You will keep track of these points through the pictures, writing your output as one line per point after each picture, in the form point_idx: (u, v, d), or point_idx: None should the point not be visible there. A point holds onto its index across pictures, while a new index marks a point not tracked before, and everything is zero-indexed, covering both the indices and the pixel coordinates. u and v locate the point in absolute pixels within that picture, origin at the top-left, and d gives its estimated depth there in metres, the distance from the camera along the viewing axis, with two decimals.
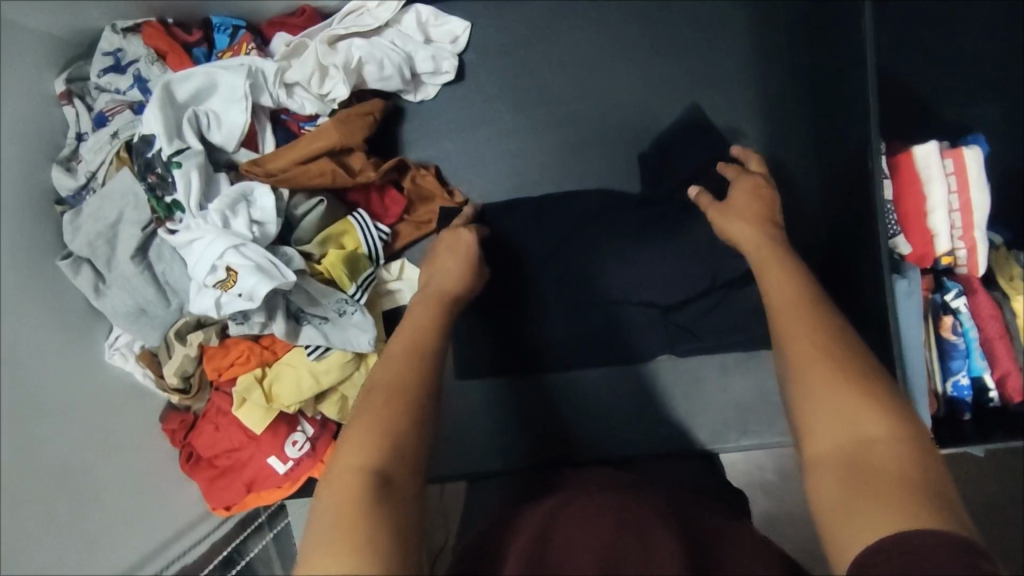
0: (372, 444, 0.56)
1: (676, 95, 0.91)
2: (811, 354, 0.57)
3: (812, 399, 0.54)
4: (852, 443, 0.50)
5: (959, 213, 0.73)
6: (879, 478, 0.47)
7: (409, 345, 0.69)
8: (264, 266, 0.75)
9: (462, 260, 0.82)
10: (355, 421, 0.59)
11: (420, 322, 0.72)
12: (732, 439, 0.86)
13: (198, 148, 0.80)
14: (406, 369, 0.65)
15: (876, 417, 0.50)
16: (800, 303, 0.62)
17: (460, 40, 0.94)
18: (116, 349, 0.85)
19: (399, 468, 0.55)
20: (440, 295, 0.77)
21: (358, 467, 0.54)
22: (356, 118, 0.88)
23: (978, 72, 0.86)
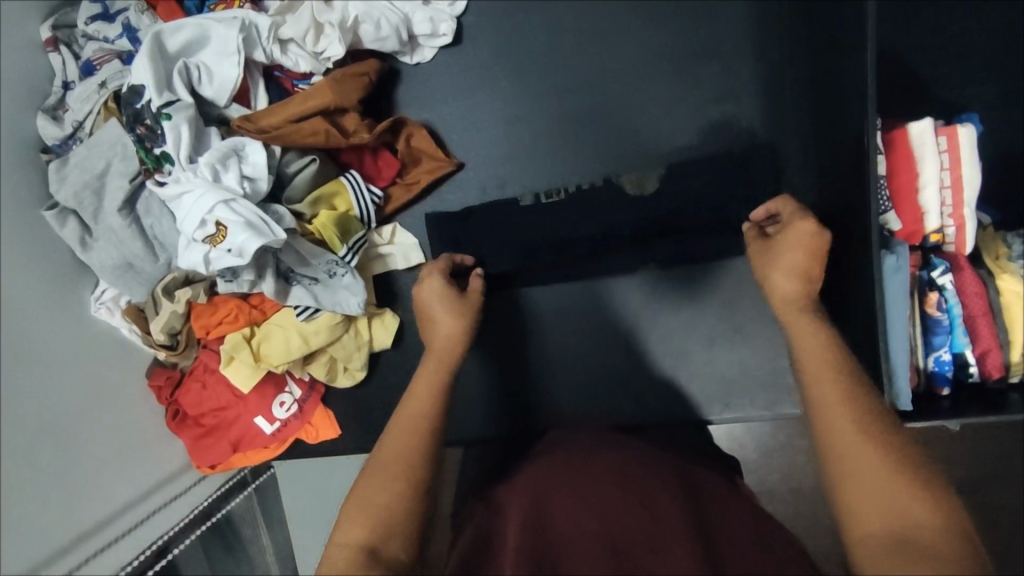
0: (366, 527, 0.54)
1: (673, 66, 0.90)
2: (842, 418, 0.54)
3: (845, 458, 0.52)
4: (891, 523, 0.47)
5: (950, 190, 0.74)
6: (921, 559, 0.45)
7: (409, 402, 0.64)
8: (254, 222, 0.75)
9: (458, 314, 0.74)
10: (355, 487, 0.57)
11: (427, 373, 0.67)
12: (717, 410, 0.88)
13: (188, 101, 0.78)
14: (407, 432, 0.61)
15: (904, 486, 0.49)
16: (830, 348, 0.59)
17: (459, 3, 0.91)
18: (101, 304, 0.84)
19: (388, 540, 0.54)
20: (447, 346, 0.71)
21: (354, 544, 0.53)
22: (351, 77, 0.87)
23: (984, 49, 0.84)
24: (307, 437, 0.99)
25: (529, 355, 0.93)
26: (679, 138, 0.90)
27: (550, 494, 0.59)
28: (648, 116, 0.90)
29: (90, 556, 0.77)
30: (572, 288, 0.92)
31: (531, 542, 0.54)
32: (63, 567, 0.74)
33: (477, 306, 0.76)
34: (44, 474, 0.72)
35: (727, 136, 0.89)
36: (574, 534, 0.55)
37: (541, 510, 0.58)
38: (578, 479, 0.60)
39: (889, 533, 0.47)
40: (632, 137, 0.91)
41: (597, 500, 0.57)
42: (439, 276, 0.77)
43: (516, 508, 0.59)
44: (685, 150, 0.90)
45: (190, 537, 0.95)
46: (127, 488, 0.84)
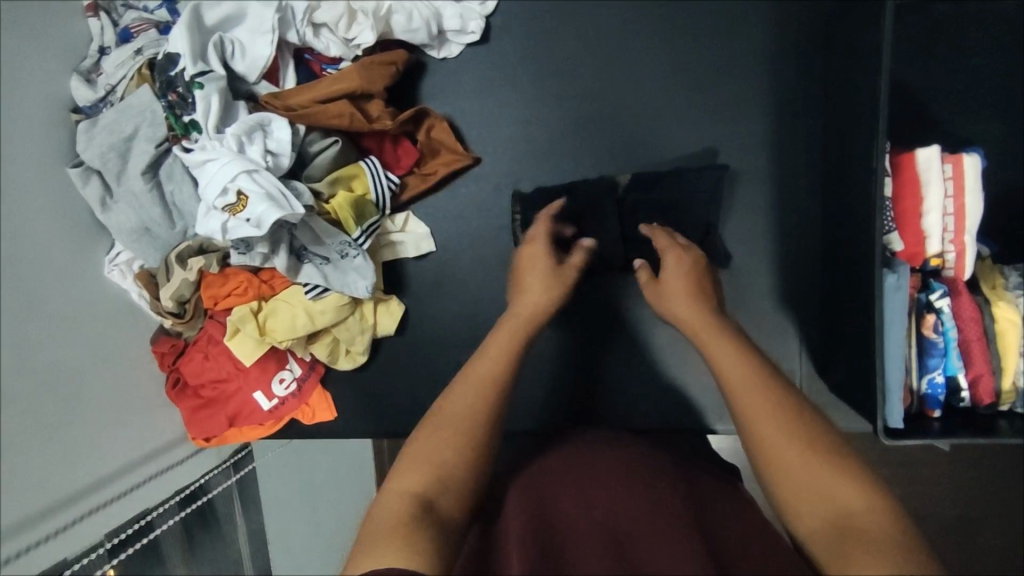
0: (425, 476, 0.57)
1: (690, 80, 0.93)
2: (781, 425, 0.58)
3: (785, 458, 0.56)
4: (828, 508, 0.52)
5: (952, 216, 0.76)
6: (856, 535, 0.49)
7: (472, 375, 0.67)
8: (275, 195, 0.76)
9: (551, 287, 0.80)
10: (409, 447, 0.60)
11: (492, 349, 0.70)
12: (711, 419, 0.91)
13: (220, 73, 0.80)
14: (470, 401, 0.64)
15: (843, 477, 0.53)
16: (753, 375, 0.63)
17: (489, 2, 0.94)
18: (115, 266, 0.86)
19: (441, 499, 0.56)
20: (525, 317, 0.75)
21: (407, 494, 0.55)
22: (380, 65, 0.89)
23: (990, 85, 0.87)
24: (303, 416, 0.99)
25: (590, 359, 0.95)
26: (691, 151, 0.93)
27: (553, 491, 0.63)
28: (663, 126, 0.93)
29: (82, 517, 0.77)
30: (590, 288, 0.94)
31: (536, 534, 0.56)
32: (51, 526, 0.73)
33: (571, 276, 0.82)
34: (45, 428, 0.72)
35: (738, 153, 0.92)
36: (582, 524, 0.58)
37: (539, 508, 0.60)
38: (582, 479, 0.64)
39: (826, 521, 0.51)
40: (646, 146, 0.93)
41: (590, 504, 0.60)
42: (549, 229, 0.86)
43: (518, 506, 0.61)
44: (698, 161, 0.92)
45: (176, 516, 0.96)
46: (123, 450, 0.85)
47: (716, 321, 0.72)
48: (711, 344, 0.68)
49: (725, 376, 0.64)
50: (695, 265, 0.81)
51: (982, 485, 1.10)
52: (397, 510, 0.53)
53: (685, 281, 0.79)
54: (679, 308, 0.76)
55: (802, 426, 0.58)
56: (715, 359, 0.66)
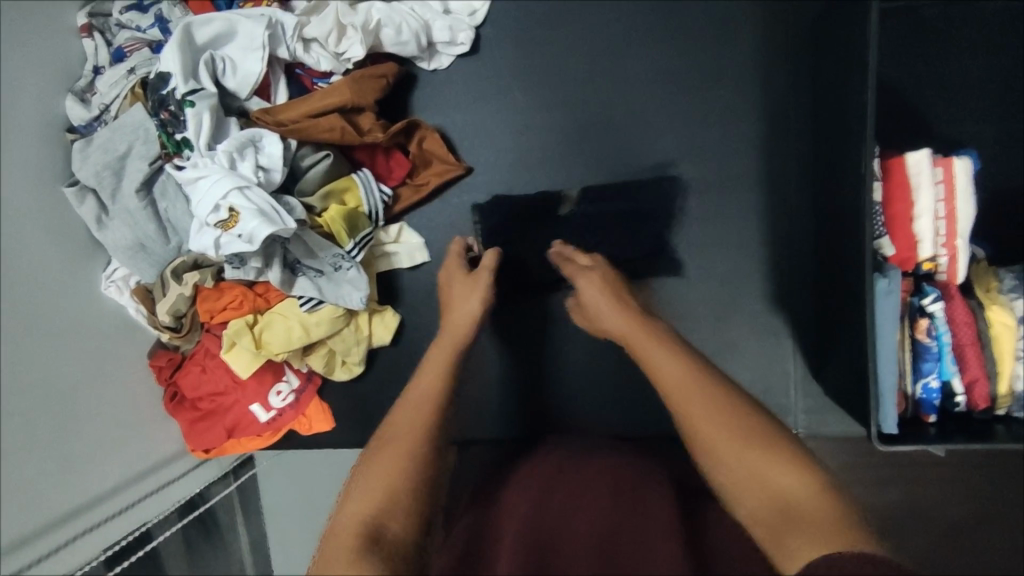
0: (375, 500, 0.59)
1: (679, 88, 0.93)
2: (709, 419, 0.63)
3: (720, 448, 0.61)
4: (772, 496, 0.55)
5: (944, 220, 0.75)
6: (791, 514, 0.53)
7: (407, 407, 0.73)
8: (266, 211, 0.77)
9: (480, 295, 0.87)
10: (356, 481, 0.63)
11: (427, 379, 0.77)
12: None
13: (211, 91, 0.81)
14: (411, 425, 0.69)
15: (785, 468, 0.57)
16: (684, 373, 0.68)
17: (478, 14, 0.94)
18: (112, 282, 0.86)
19: (392, 522, 0.58)
20: (455, 335, 0.83)
21: (361, 521, 0.57)
22: (370, 79, 0.90)
23: (983, 87, 0.86)
24: (301, 428, 1.00)
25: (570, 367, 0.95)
26: (682, 158, 0.93)
27: (547, 495, 0.66)
28: (653, 134, 0.93)
29: (81, 532, 0.78)
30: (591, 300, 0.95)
31: (532, 541, 0.59)
32: (50, 543, 0.73)
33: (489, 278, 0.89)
34: (45, 444, 0.73)
35: (729, 159, 0.92)
36: (573, 533, 0.60)
37: (536, 516, 0.62)
38: (566, 489, 0.66)
39: (765, 503, 0.55)
40: (636, 153, 0.94)
41: (575, 509, 0.63)
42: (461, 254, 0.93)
43: (513, 517, 0.64)
44: (689, 167, 0.93)
45: (176, 524, 0.96)
46: (124, 465, 0.86)
47: (654, 330, 0.76)
48: (645, 347, 0.73)
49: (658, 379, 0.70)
50: (603, 279, 0.85)
51: (986, 490, 1.08)
52: (348, 539, 0.55)
53: (605, 294, 0.83)
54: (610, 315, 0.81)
55: (741, 421, 0.62)
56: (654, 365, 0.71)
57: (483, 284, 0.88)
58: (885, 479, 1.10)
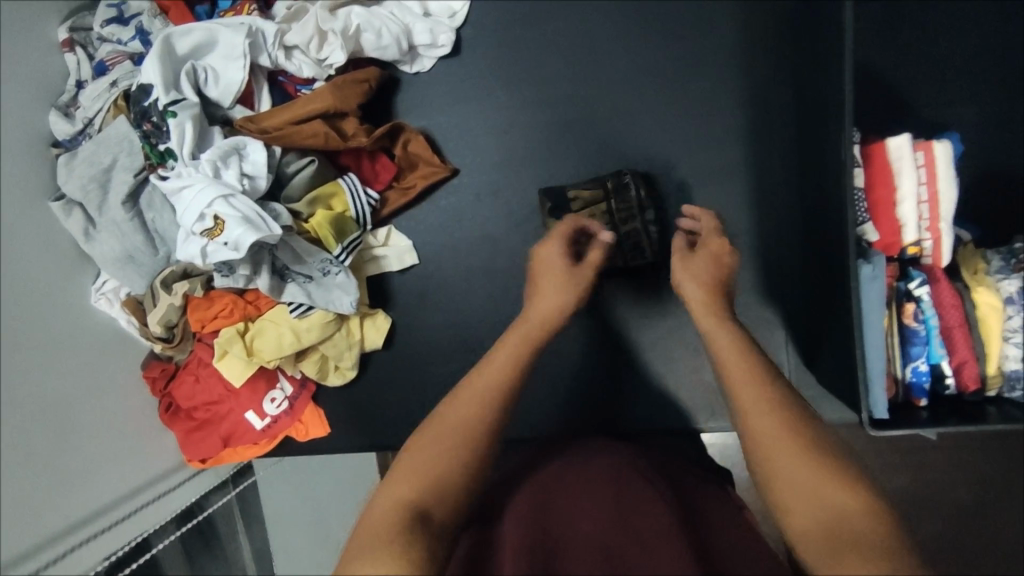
0: (416, 483, 0.56)
1: (663, 81, 0.93)
2: (773, 427, 0.56)
3: (777, 463, 0.54)
4: (824, 517, 0.49)
5: (927, 204, 0.76)
6: (848, 544, 0.47)
7: (483, 376, 0.66)
8: (251, 218, 0.77)
9: (570, 289, 0.78)
10: (411, 449, 0.59)
11: (505, 353, 0.69)
12: (701, 419, 0.93)
13: (193, 101, 0.81)
14: (470, 411, 0.62)
15: (845, 486, 0.51)
16: (755, 372, 0.61)
17: (458, 15, 0.94)
18: (102, 294, 0.87)
19: (435, 506, 0.55)
20: (541, 322, 0.74)
21: (403, 500, 0.54)
22: (353, 83, 0.90)
23: (962, 70, 0.87)
24: (297, 434, 1.00)
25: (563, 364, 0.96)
26: (668, 152, 0.93)
27: (553, 493, 0.64)
28: (637, 128, 0.94)
29: (78, 543, 0.77)
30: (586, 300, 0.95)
31: (531, 540, 0.56)
32: (47, 556, 0.72)
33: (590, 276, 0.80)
34: (40, 457, 0.73)
35: (713, 150, 0.92)
36: (573, 535, 0.58)
37: (540, 514, 0.60)
38: (571, 489, 0.64)
39: (822, 524, 0.49)
40: (621, 147, 0.94)
41: (579, 509, 0.61)
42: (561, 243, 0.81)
43: (520, 507, 0.62)
44: (674, 161, 0.93)
45: (174, 534, 0.93)
46: (120, 476, 0.86)
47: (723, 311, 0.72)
48: (718, 340, 0.67)
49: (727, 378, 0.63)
50: (718, 261, 0.78)
51: (985, 472, 1.09)
52: (387, 518, 0.53)
53: (708, 269, 0.76)
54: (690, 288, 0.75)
55: (804, 427, 0.56)
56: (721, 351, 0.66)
57: (580, 287, 0.79)
58: (885, 466, 1.10)
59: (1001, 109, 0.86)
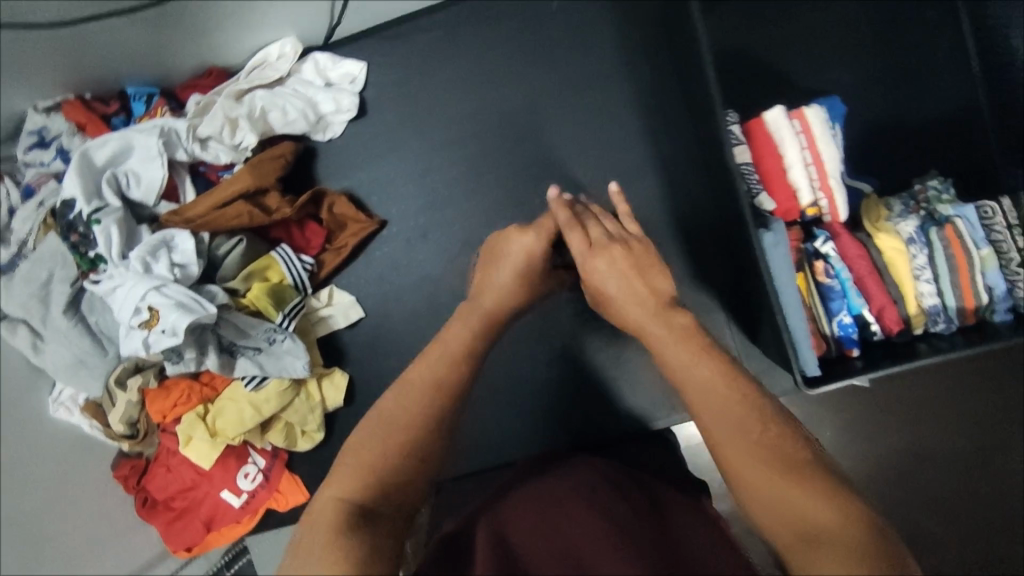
0: (359, 482, 0.54)
1: (558, 102, 0.98)
2: (734, 426, 0.53)
3: (742, 466, 0.50)
4: (793, 520, 0.47)
5: (815, 166, 0.79)
6: (824, 545, 0.44)
7: (435, 379, 0.63)
8: (185, 302, 0.81)
9: (512, 276, 0.75)
10: (350, 446, 0.58)
11: (444, 353, 0.66)
12: (663, 415, 0.96)
13: (116, 205, 0.86)
14: (418, 406, 0.60)
15: (809, 483, 0.48)
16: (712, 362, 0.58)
17: (358, 79, 1.00)
18: (61, 403, 0.89)
19: (377, 503, 0.53)
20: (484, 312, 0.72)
21: (338, 498, 0.53)
22: (269, 160, 0.95)
23: (830, 37, 0.91)
24: (278, 504, 1.00)
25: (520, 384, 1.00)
26: (577, 165, 0.97)
27: (522, 512, 0.61)
28: (544, 149, 0.98)
29: None
30: (528, 322, 0.99)
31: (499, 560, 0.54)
32: None
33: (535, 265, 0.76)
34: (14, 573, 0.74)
35: (617, 156, 0.96)
36: (539, 552, 0.55)
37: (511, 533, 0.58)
38: (545, 506, 0.61)
39: (794, 527, 0.46)
40: (533, 170, 0.98)
41: (560, 527, 0.57)
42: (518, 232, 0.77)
43: (489, 528, 0.59)
44: (584, 172, 0.97)
45: None
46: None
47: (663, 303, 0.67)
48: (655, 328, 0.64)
49: (680, 381, 0.58)
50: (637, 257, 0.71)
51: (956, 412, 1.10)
52: (326, 521, 0.50)
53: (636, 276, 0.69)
54: (617, 287, 0.69)
55: (761, 416, 0.53)
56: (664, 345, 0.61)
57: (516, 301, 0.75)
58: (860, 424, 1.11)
59: (875, 65, 0.91)
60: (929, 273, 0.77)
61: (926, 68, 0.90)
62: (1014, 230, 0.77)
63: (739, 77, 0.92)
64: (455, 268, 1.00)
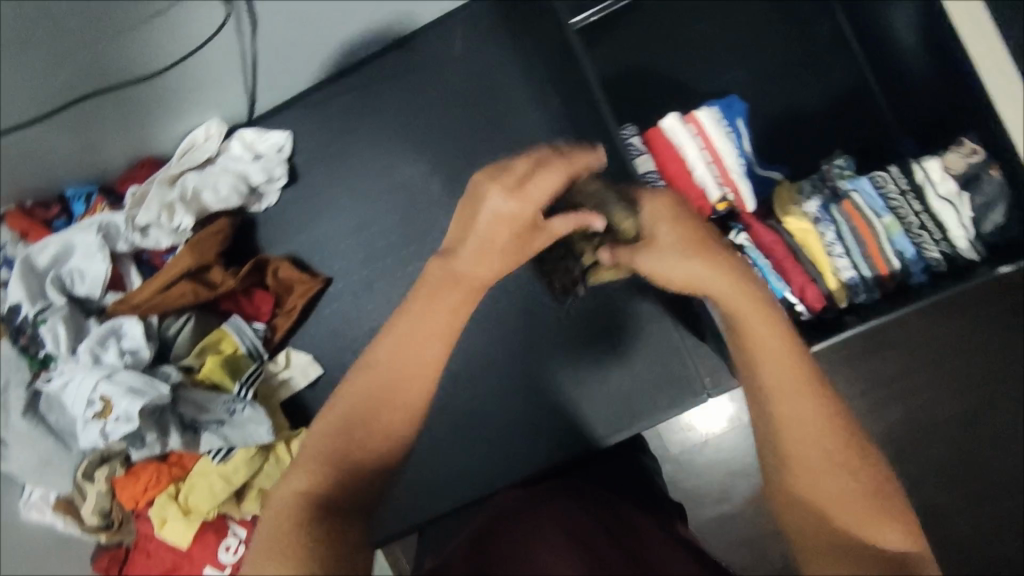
0: (326, 478, 0.50)
1: (476, 140, 1.01)
2: (823, 461, 0.52)
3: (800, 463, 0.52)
4: (828, 526, 0.51)
5: (715, 164, 0.83)
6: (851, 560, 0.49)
7: (389, 403, 0.53)
8: (136, 387, 0.83)
9: (504, 242, 0.59)
10: (319, 426, 0.53)
11: (433, 328, 0.55)
12: (625, 426, 0.98)
13: (60, 303, 0.90)
14: (403, 397, 0.53)
15: (858, 497, 0.51)
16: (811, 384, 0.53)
17: (285, 148, 1.03)
18: (32, 505, 0.90)
19: (342, 499, 0.50)
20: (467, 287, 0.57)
21: (303, 497, 0.49)
22: (208, 237, 0.98)
23: (718, 43, 0.97)
24: None
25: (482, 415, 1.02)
26: None
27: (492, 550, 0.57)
28: (470, 186, 1.02)
29: None
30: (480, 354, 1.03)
31: None
32: None
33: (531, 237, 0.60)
34: None
35: None
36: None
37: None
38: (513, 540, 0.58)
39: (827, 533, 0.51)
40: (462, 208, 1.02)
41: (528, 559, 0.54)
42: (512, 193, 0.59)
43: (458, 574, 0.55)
44: None
45: None
46: None
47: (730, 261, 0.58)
48: (753, 323, 0.55)
49: (761, 363, 0.54)
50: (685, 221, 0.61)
51: None
52: (287, 521, 0.48)
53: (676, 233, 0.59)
54: (684, 270, 0.57)
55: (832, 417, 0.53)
56: (752, 314, 0.55)
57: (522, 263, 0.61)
58: None
59: (764, 61, 0.95)
60: (841, 248, 0.78)
61: (814, 55, 0.94)
62: (908, 194, 0.78)
63: (639, 92, 0.98)
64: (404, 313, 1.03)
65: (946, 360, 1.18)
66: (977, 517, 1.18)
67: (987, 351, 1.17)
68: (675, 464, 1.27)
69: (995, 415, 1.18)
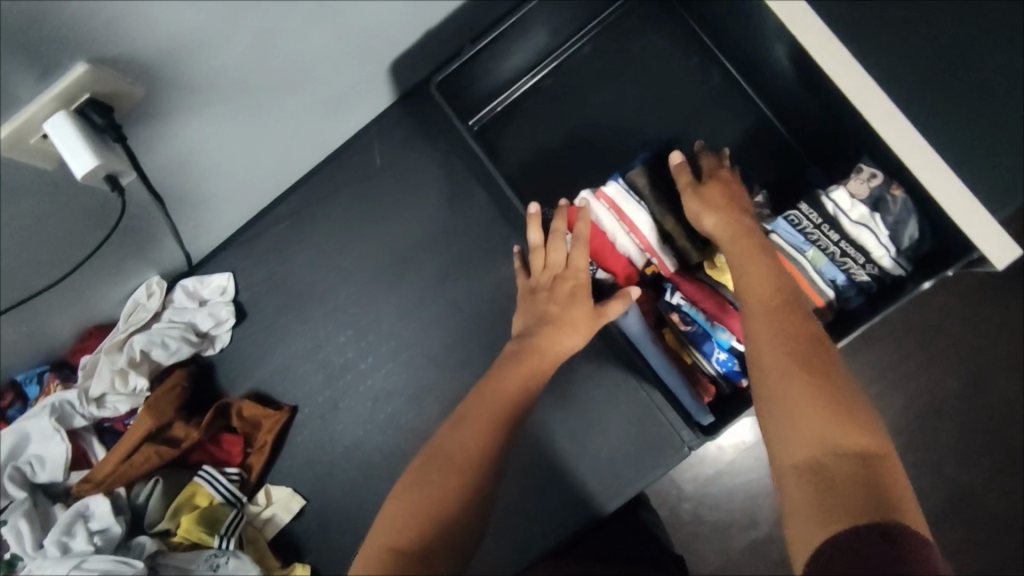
0: (406, 525, 0.61)
1: (413, 240, 1.04)
2: (815, 411, 0.57)
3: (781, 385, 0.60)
4: (810, 442, 0.56)
5: (634, 232, 0.85)
6: (831, 474, 0.53)
7: (466, 459, 0.65)
8: (111, 568, 0.84)
9: (577, 327, 0.77)
10: (400, 488, 0.65)
11: (508, 387, 0.71)
12: (624, 491, 0.94)
13: (21, 496, 0.89)
14: (467, 440, 0.67)
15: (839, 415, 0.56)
16: (789, 316, 0.64)
17: (229, 289, 1.06)
18: None
19: (416, 542, 0.60)
20: (544, 361, 0.75)
21: (384, 547, 0.60)
22: (165, 395, 0.98)
23: (621, 104, 0.99)
24: None
25: None
26: (449, 291, 1.02)
27: None
28: (414, 286, 1.03)
29: None
30: None
31: None
32: None
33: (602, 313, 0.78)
34: None
35: (480, 271, 1.02)
36: None
37: None
38: None
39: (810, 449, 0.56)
40: (411, 308, 1.03)
41: None
42: (549, 271, 0.82)
43: None
44: (456, 295, 1.02)
45: None
46: None
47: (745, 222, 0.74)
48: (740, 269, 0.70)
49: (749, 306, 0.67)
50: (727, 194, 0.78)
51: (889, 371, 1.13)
52: (369, 566, 0.58)
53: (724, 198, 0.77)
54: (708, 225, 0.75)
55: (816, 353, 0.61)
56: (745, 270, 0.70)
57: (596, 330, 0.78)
58: None
59: (668, 113, 0.98)
60: None
61: (713, 98, 0.97)
62: (824, 225, 0.78)
63: (558, 166, 0.99)
64: (374, 421, 1.02)
65: (934, 345, 1.13)
66: (1011, 498, 1.11)
67: (972, 325, 1.13)
68: (693, 504, 1.19)
69: (998, 389, 1.12)
